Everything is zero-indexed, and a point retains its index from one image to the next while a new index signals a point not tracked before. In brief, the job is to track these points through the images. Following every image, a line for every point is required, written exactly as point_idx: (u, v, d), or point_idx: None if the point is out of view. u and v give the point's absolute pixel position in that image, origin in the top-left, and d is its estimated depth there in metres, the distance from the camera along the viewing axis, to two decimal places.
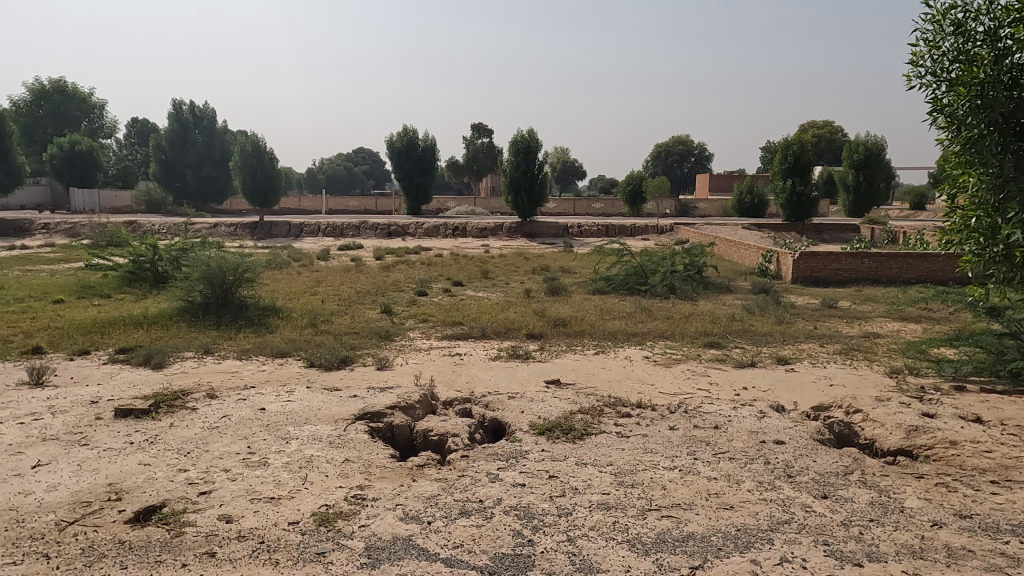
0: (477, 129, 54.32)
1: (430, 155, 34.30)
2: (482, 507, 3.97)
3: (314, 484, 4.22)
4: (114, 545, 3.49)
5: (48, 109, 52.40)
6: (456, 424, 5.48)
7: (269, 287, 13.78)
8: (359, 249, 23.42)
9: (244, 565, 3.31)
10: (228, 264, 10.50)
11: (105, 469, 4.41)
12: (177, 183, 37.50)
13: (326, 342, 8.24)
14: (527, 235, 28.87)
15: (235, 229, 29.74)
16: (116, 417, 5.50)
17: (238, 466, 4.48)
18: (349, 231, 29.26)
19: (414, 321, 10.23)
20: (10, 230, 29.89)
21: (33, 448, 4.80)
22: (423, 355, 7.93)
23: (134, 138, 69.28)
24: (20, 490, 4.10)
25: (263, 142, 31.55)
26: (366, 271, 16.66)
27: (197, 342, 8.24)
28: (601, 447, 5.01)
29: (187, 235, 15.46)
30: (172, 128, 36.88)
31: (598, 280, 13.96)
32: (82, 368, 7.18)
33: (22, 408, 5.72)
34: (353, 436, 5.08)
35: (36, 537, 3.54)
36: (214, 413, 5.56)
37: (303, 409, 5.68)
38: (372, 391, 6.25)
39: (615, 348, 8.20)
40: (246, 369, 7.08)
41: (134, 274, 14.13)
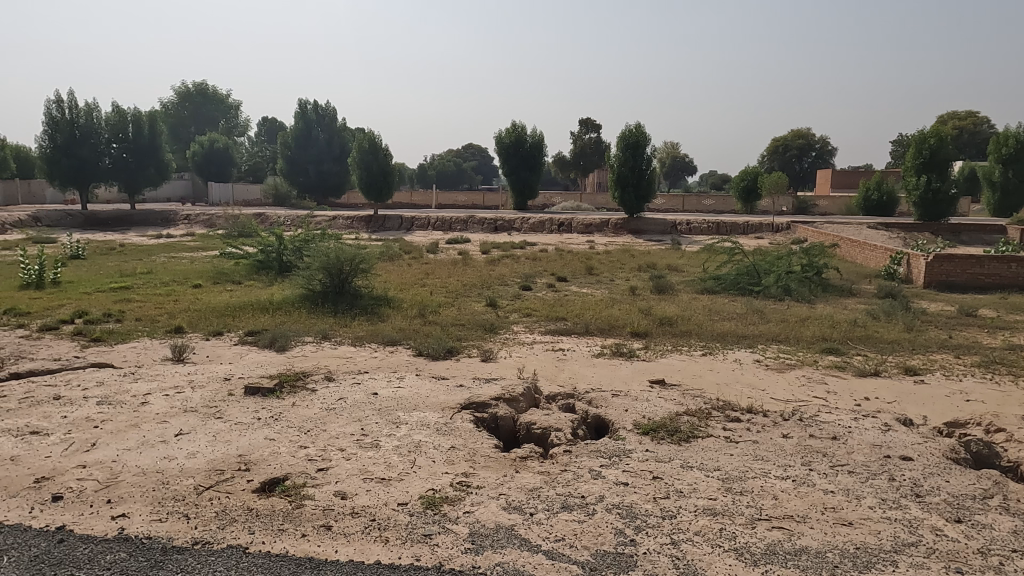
0: (585, 125, 53.96)
1: (537, 151, 34.43)
2: (584, 504, 3.96)
3: (421, 468, 4.39)
4: (243, 511, 3.78)
5: (191, 110, 57.55)
6: (559, 419, 5.49)
7: (382, 278, 14.38)
8: (466, 243, 23.96)
9: (357, 541, 3.48)
10: (345, 255, 11.11)
11: (235, 441, 4.79)
12: (300, 178, 39.85)
13: (433, 332, 8.53)
14: (633, 231, 28.39)
15: (352, 222, 31.36)
16: (246, 394, 5.94)
17: (352, 446, 4.72)
18: (456, 225, 30.00)
19: (518, 315, 10.36)
20: (159, 220, 33.16)
21: (177, 418, 5.30)
22: (527, 349, 8.02)
23: (264, 136, 74.58)
24: (164, 455, 4.54)
25: (379, 138, 32.91)
26: (473, 264, 17.07)
27: (316, 328, 8.78)
28: (708, 451, 4.85)
29: (310, 227, 16.48)
30: (297, 126, 39.14)
31: (708, 279, 13.51)
32: (216, 348, 7.85)
33: (168, 381, 6.34)
34: (459, 425, 5.22)
35: (178, 499, 3.91)
36: (332, 395, 5.90)
37: (413, 396, 5.90)
38: (477, 382, 6.40)
39: (724, 351, 7.91)
40: (360, 356, 7.46)
41: (263, 264, 15.26)
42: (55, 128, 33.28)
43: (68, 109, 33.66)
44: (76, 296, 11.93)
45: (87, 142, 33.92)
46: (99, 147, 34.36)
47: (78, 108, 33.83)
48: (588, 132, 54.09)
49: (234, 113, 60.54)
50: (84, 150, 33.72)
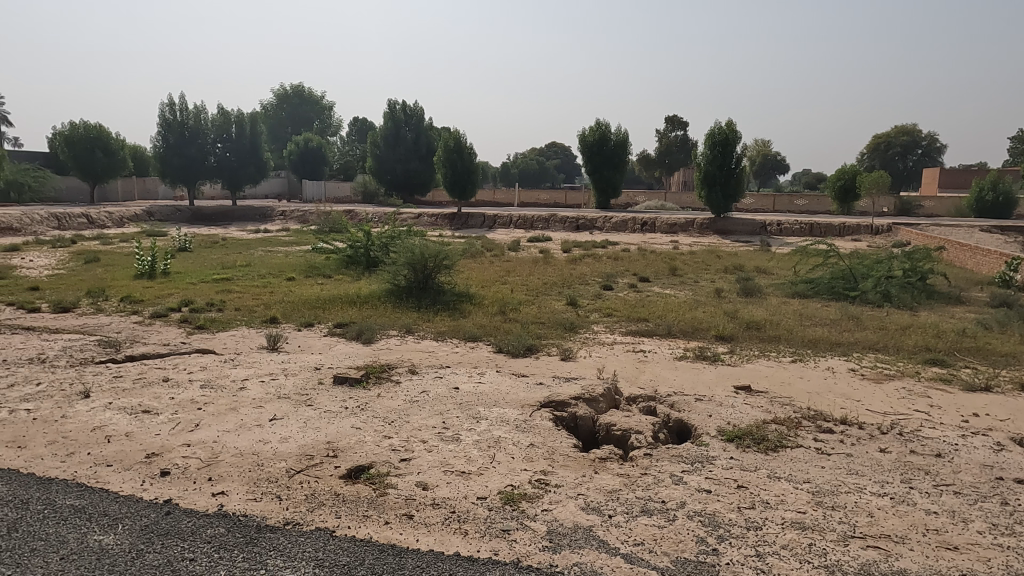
0: (671, 122, 52.79)
1: (622, 149, 34.03)
2: (665, 509, 3.88)
3: (501, 463, 4.43)
4: (330, 495, 3.94)
5: (288, 111, 60.55)
6: (640, 421, 5.41)
7: (464, 274, 14.62)
8: (548, 242, 23.99)
9: (437, 531, 3.56)
10: (430, 252, 11.36)
11: (324, 428, 5.00)
12: (388, 177, 41.00)
13: (514, 330, 8.58)
14: (720, 232, 27.57)
15: (436, 220, 32.08)
16: (334, 383, 6.19)
17: (434, 438, 4.83)
18: (538, 223, 30.09)
19: (599, 315, 10.28)
20: (257, 216, 35.00)
21: (271, 403, 5.59)
22: (607, 349, 7.95)
23: (355, 136, 77.34)
24: (260, 438, 4.80)
25: (464, 137, 33.44)
26: (554, 263, 17.06)
27: (400, 322, 9.02)
28: (797, 462, 4.65)
29: (396, 223, 16.95)
30: (387, 126, 40.25)
31: (799, 283, 12.92)
32: (307, 339, 8.22)
33: (264, 368, 6.70)
34: (538, 422, 5.24)
35: (271, 480, 4.12)
36: (415, 388, 6.05)
37: (493, 391, 5.97)
38: (557, 380, 6.40)
39: (815, 358, 7.54)
40: (442, 350, 7.62)
41: (352, 259, 15.85)
42: (167, 129, 35.79)
43: (179, 112, 36.11)
44: (183, 286, 12.80)
45: (195, 143, 36.26)
46: (206, 147, 36.66)
47: (188, 110, 36.23)
48: (675, 129, 52.88)
49: (328, 113, 63.00)
50: (193, 150, 36.08)
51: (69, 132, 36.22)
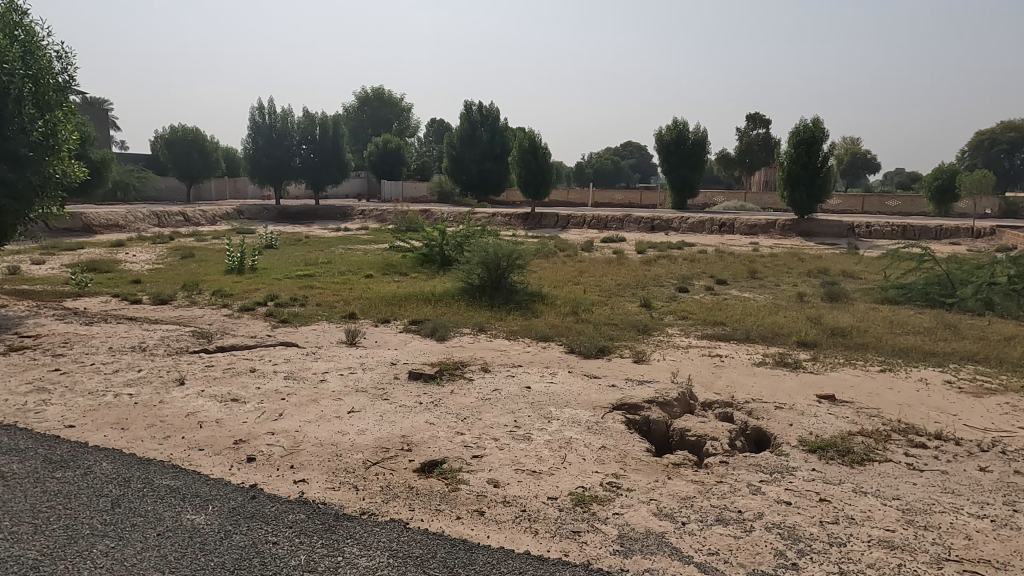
0: (753, 120, 51.10)
1: (700, 148, 33.26)
2: (741, 518, 3.76)
3: (572, 464, 4.41)
4: (405, 488, 4.04)
5: (369, 113, 62.48)
6: (716, 428, 5.26)
7: (537, 274, 14.65)
8: (622, 242, 23.69)
9: (507, 529, 3.58)
10: (503, 251, 11.45)
11: (399, 422, 5.12)
12: (464, 176, 41.55)
13: (586, 330, 8.54)
14: (803, 234, 26.49)
15: (510, 219, 32.32)
16: (410, 378, 6.34)
17: (506, 437, 4.87)
18: (612, 223, 29.78)
19: (673, 317, 10.08)
20: (337, 215, 36.24)
21: (350, 396, 5.78)
22: (681, 353, 7.78)
23: (432, 137, 78.85)
24: (339, 429, 4.97)
25: (539, 138, 33.52)
26: (628, 264, 16.84)
27: (473, 320, 9.14)
28: (886, 477, 4.40)
29: (470, 222, 17.15)
30: (463, 127, 40.73)
31: (889, 288, 12.24)
32: (384, 334, 8.46)
33: (343, 362, 6.94)
34: (611, 425, 5.18)
35: (349, 471, 4.26)
36: (488, 386, 6.11)
37: (565, 392, 5.95)
38: (630, 383, 6.31)
39: (907, 368, 7.12)
40: (514, 349, 7.66)
41: (427, 257, 16.16)
42: (257, 131, 37.74)
43: (268, 115, 38.01)
44: (269, 281, 13.40)
45: (282, 144, 37.99)
46: (292, 149, 38.32)
47: (276, 113, 38.07)
48: (756, 127, 51.13)
49: (406, 115, 64.66)
50: (279, 151, 37.84)
51: (170, 135, 38.67)
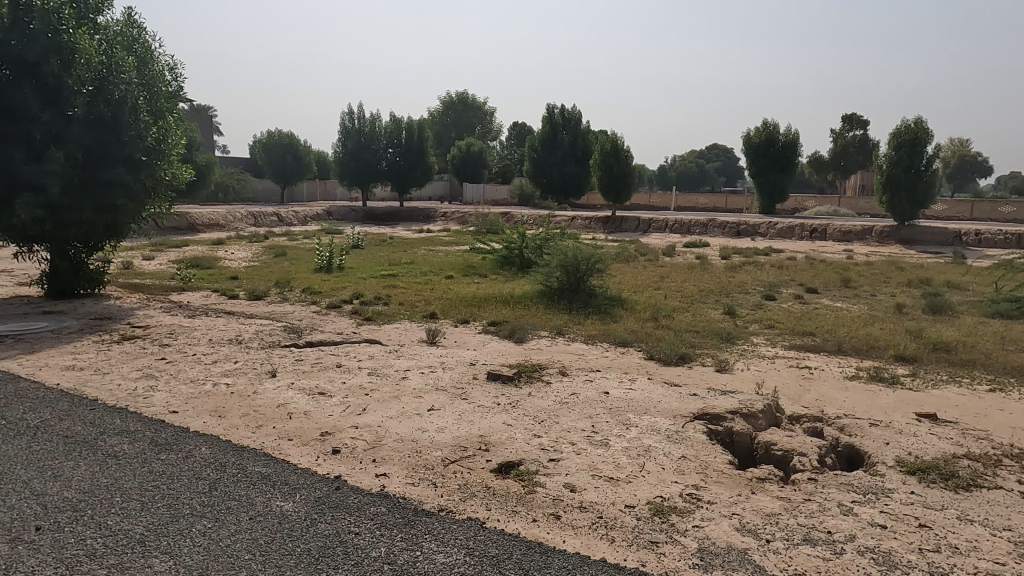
0: (849, 121, 48.63)
1: (790, 151, 31.99)
2: (831, 540, 3.58)
3: (650, 473, 4.33)
4: (482, 487, 4.08)
5: (453, 118, 63.74)
6: (804, 443, 5.03)
7: (616, 279, 14.49)
8: (705, 248, 23.09)
9: (584, 535, 3.56)
10: (583, 255, 11.42)
11: (477, 422, 5.18)
12: (544, 180, 41.64)
13: (667, 337, 8.36)
14: (903, 241, 24.94)
15: (590, 223, 32.16)
16: (488, 379, 6.41)
17: (583, 442, 4.83)
18: (695, 228, 29.07)
19: (759, 326, 9.72)
20: (420, 216, 37.13)
21: (430, 394, 5.90)
22: (767, 363, 7.49)
23: (514, 141, 79.46)
24: (419, 426, 5.08)
25: (622, 141, 33.17)
26: (711, 270, 16.39)
27: (551, 323, 9.13)
28: (996, 506, 4.07)
29: (550, 225, 17.16)
30: (544, 130, 40.82)
31: (1001, 302, 11.33)
32: (463, 335, 8.58)
33: (424, 361, 7.09)
34: (691, 435, 5.05)
35: (428, 467, 4.35)
36: (565, 389, 6.09)
37: (644, 399, 5.85)
38: (712, 392, 6.13)
39: (1020, 389, 6.56)
40: (592, 354, 7.61)
41: (507, 260, 16.29)
42: (346, 136, 39.26)
43: (356, 120, 39.40)
44: (355, 280, 13.88)
45: (370, 148, 39.31)
46: (378, 152, 39.59)
47: (365, 118, 39.42)
48: (853, 129, 48.62)
49: (489, 119, 65.55)
50: (367, 155, 39.18)
51: (267, 140, 40.76)
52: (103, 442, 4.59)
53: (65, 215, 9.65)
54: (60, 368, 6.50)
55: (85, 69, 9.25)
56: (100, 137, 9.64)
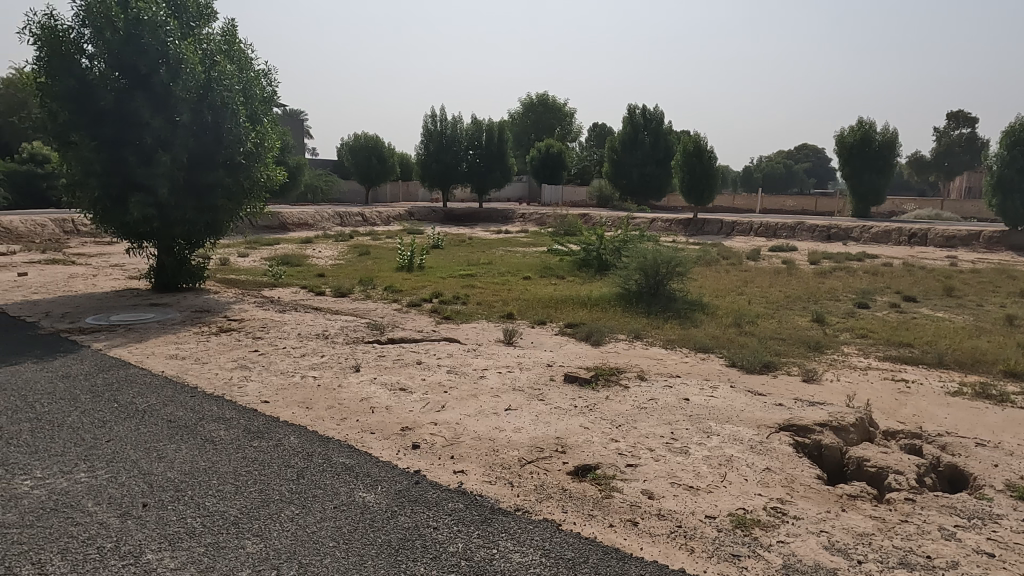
0: (955, 118, 45.53)
1: (888, 151, 30.26)
2: (931, 565, 3.35)
3: (733, 484, 4.20)
4: (558, 489, 4.07)
5: (533, 119, 64.01)
6: (901, 461, 4.74)
7: (697, 283, 14.13)
8: (792, 252, 22.16)
9: (662, 543, 3.49)
10: (663, 258, 11.22)
11: (554, 424, 5.18)
12: (623, 181, 41.12)
13: (750, 344, 8.09)
14: (1015, 247, 23.09)
15: (670, 225, 31.58)
16: (565, 381, 6.39)
17: (662, 449, 4.74)
18: (782, 232, 27.98)
19: (850, 335, 9.24)
20: (499, 217, 37.48)
21: (507, 394, 5.94)
22: (859, 374, 7.11)
23: (594, 142, 78.91)
24: (496, 425, 5.13)
25: (705, 142, 32.33)
26: (799, 275, 15.72)
27: (629, 327, 9.01)
28: None
29: (629, 227, 16.92)
30: (625, 131, 40.26)
31: None
32: (540, 336, 8.59)
33: (502, 360, 7.15)
34: (776, 446, 4.85)
35: (505, 467, 4.38)
36: (644, 394, 5.99)
37: (726, 407, 5.68)
38: (800, 403, 5.87)
39: None
40: (671, 359, 7.45)
41: (584, 261, 16.19)
42: (429, 138, 40.09)
43: (439, 122, 40.15)
44: (434, 279, 14.16)
45: (451, 150, 40.00)
46: (459, 154, 40.23)
47: (447, 121, 40.13)
48: (960, 127, 45.45)
49: (569, 120, 65.40)
50: (448, 157, 39.89)
51: (353, 142, 42.23)
52: (201, 427, 4.89)
53: (170, 215, 10.36)
54: (164, 356, 6.98)
55: (189, 79, 9.85)
56: (203, 141, 10.27)
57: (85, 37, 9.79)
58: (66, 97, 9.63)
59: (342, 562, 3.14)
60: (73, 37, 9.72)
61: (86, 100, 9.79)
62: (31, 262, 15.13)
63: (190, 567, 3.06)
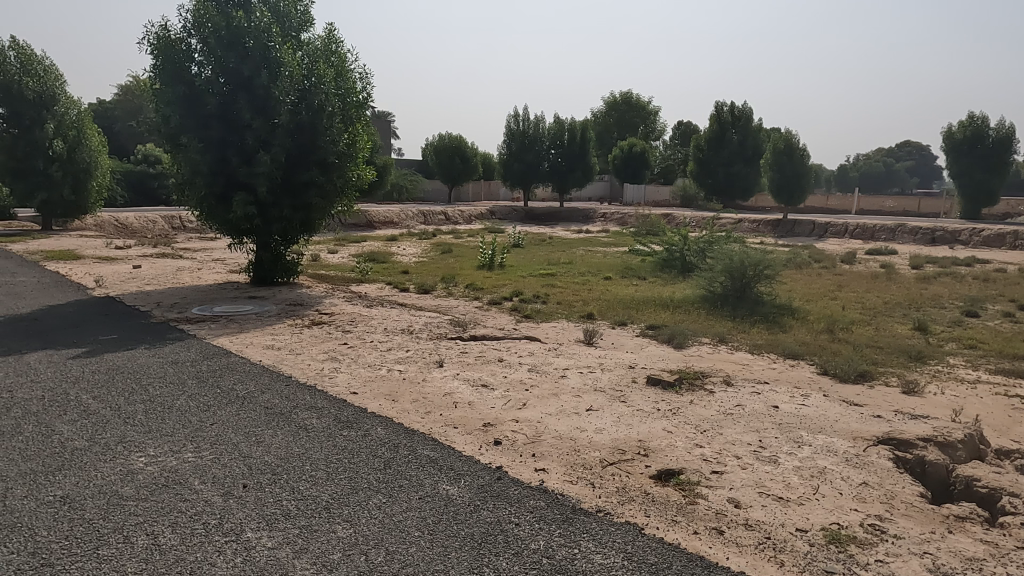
0: None
1: (1002, 148, 28.22)
2: None
3: (826, 498, 4.01)
4: (640, 493, 4.02)
5: (616, 117, 63.30)
6: (1017, 484, 4.38)
7: (786, 286, 13.58)
8: (893, 256, 20.91)
9: (750, 554, 3.38)
10: (750, 260, 10.88)
11: (636, 426, 5.11)
12: (709, 180, 39.94)
13: (844, 352, 7.69)
14: None
15: (758, 226, 30.55)
16: (648, 384, 6.29)
17: (750, 457, 4.58)
18: (881, 234, 26.49)
19: (956, 346, 8.62)
20: (579, 217, 37.24)
21: (588, 394, 5.91)
22: (966, 388, 6.61)
23: (678, 140, 77.42)
24: (577, 425, 5.12)
25: (797, 139, 31.02)
26: (899, 280, 14.81)
27: (713, 330, 8.77)
28: None
29: (715, 227, 16.46)
30: (712, 128, 39.15)
31: None
32: (620, 337, 8.49)
33: (582, 361, 7.12)
34: (874, 460, 4.60)
35: (586, 467, 4.36)
36: (730, 400, 5.82)
37: (819, 417, 5.43)
38: (901, 416, 5.53)
39: None
40: (758, 365, 7.18)
41: (667, 262, 15.88)
42: (511, 138, 40.40)
43: (522, 122, 40.43)
44: (515, 278, 14.25)
45: (532, 149, 40.16)
46: (541, 153, 40.31)
47: (529, 120, 40.32)
48: None
49: (653, 117, 64.16)
50: (530, 156, 40.06)
51: (438, 142, 43.14)
52: (296, 415, 5.14)
53: (269, 212, 10.96)
54: (261, 346, 7.37)
55: (288, 82, 10.45)
56: (300, 142, 10.83)
57: (193, 45, 10.47)
58: (178, 102, 10.32)
59: (427, 552, 3.22)
60: (183, 46, 10.41)
61: (194, 105, 10.47)
62: (144, 255, 16.30)
63: (286, 546, 3.22)
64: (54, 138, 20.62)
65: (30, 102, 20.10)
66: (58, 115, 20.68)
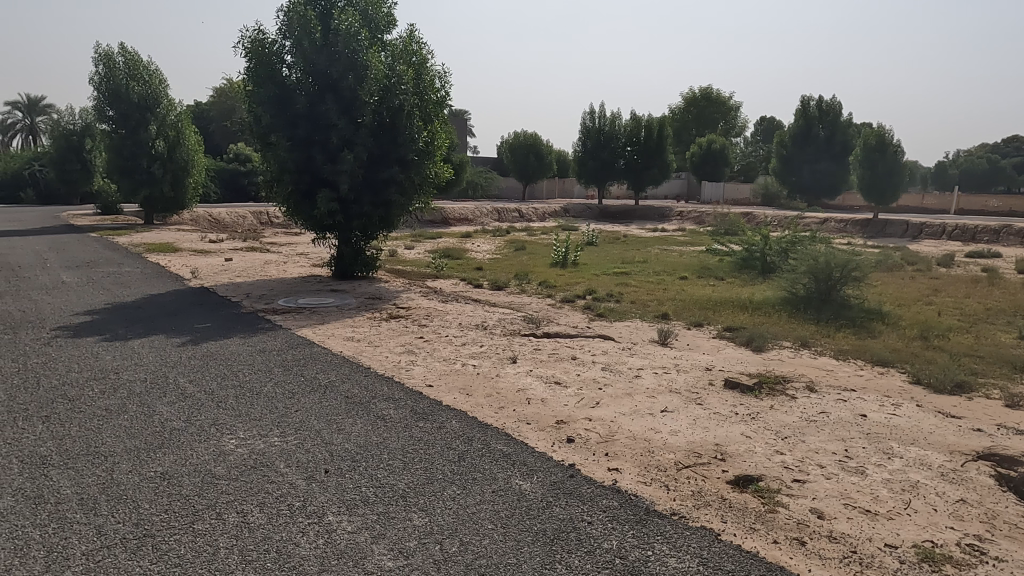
0: None
1: None
2: None
3: (918, 513, 3.79)
4: (717, 498, 3.92)
5: (695, 114, 61.81)
6: None
7: (876, 289, 12.88)
8: (997, 259, 19.44)
9: (833, 567, 3.24)
10: (836, 261, 10.40)
11: (713, 430, 4.98)
12: (793, 178, 38.34)
13: (939, 360, 7.24)
14: None
15: (846, 225, 29.11)
16: (726, 387, 6.12)
17: (834, 466, 4.39)
18: (983, 235, 24.72)
19: None
20: (655, 215, 36.55)
21: (663, 395, 5.81)
22: None
23: (761, 137, 74.82)
24: (651, 426, 5.04)
25: (890, 134, 29.37)
26: (1004, 286, 13.76)
27: (795, 333, 8.45)
28: None
29: (798, 227, 15.82)
30: (798, 124, 37.59)
31: None
32: (696, 338, 8.30)
33: (657, 361, 7.00)
34: (974, 477, 4.30)
35: (660, 469, 4.29)
36: (814, 407, 5.58)
37: (911, 428, 5.14)
38: (1004, 430, 5.16)
39: None
40: (844, 371, 6.86)
41: (746, 262, 15.38)
42: (587, 135, 40.17)
43: (598, 119, 40.14)
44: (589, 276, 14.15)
45: (608, 146, 39.79)
46: (616, 150, 39.84)
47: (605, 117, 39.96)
48: None
49: (734, 113, 62.24)
50: (605, 154, 39.71)
51: (512, 141, 43.43)
52: (374, 405, 5.30)
53: (350, 209, 11.36)
54: (342, 338, 7.64)
55: (373, 83, 10.74)
56: (382, 142, 11.16)
57: (286, 47, 10.92)
58: (270, 101, 10.80)
59: (501, 545, 3.26)
60: (276, 48, 10.89)
61: (285, 104, 10.93)
62: (235, 249, 17.21)
63: (365, 531, 3.33)
64: (156, 138, 22.11)
65: (136, 104, 21.64)
66: (161, 116, 22.14)
